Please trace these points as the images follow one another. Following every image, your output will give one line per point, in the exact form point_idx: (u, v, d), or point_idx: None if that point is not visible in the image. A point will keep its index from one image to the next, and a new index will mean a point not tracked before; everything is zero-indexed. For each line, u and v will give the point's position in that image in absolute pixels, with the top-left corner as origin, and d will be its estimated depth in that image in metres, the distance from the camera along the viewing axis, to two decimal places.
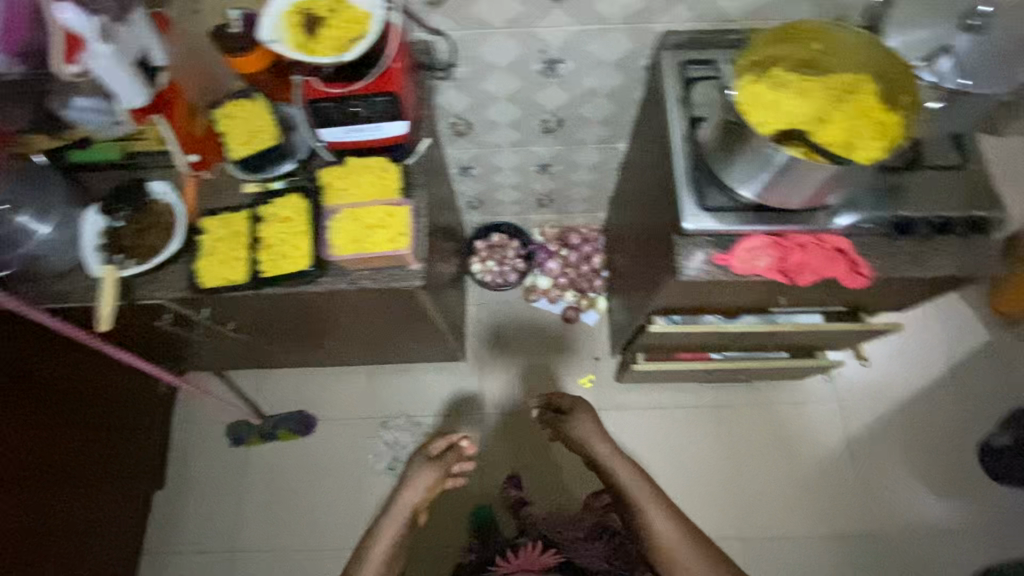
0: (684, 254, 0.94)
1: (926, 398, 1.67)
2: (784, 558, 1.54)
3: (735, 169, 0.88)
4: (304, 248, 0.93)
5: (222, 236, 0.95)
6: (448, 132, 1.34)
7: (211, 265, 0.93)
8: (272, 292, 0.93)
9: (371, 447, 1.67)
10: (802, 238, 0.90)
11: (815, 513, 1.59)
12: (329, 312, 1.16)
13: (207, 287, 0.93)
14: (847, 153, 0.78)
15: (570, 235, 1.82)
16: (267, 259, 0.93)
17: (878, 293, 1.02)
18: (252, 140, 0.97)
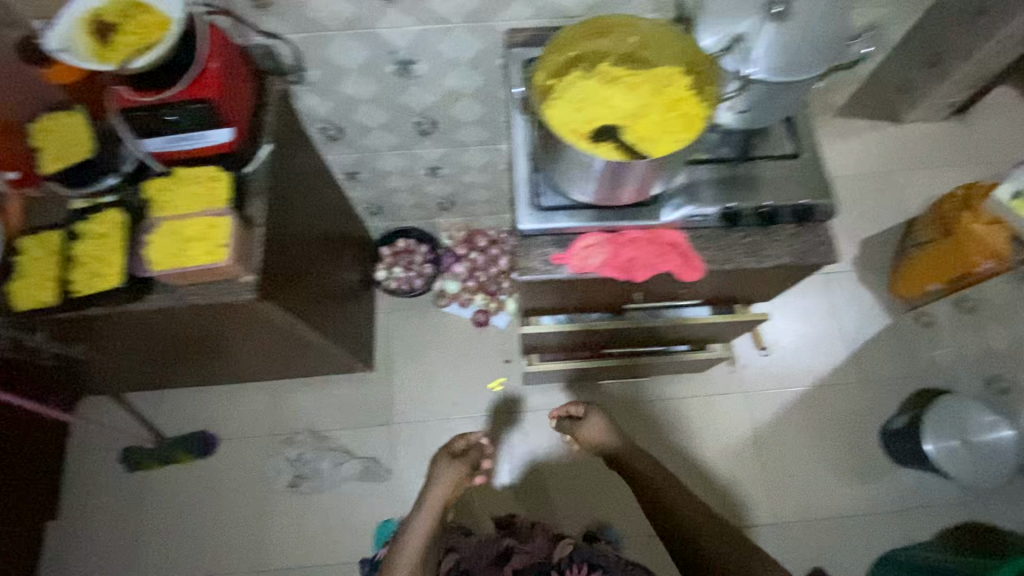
0: (522, 254, 0.92)
1: (831, 384, 1.68)
2: (779, 546, 1.53)
3: (562, 173, 0.86)
4: (116, 265, 0.90)
5: (37, 255, 0.91)
6: (320, 138, 1.31)
7: (23, 286, 0.90)
8: (95, 312, 0.91)
9: (273, 464, 1.63)
10: (635, 234, 0.90)
11: (809, 502, 1.58)
12: (191, 329, 1.13)
13: (20, 309, 0.90)
14: (647, 149, 0.78)
15: (477, 237, 1.80)
16: (80, 278, 0.90)
17: (729, 286, 1.02)
18: (66, 151, 0.95)
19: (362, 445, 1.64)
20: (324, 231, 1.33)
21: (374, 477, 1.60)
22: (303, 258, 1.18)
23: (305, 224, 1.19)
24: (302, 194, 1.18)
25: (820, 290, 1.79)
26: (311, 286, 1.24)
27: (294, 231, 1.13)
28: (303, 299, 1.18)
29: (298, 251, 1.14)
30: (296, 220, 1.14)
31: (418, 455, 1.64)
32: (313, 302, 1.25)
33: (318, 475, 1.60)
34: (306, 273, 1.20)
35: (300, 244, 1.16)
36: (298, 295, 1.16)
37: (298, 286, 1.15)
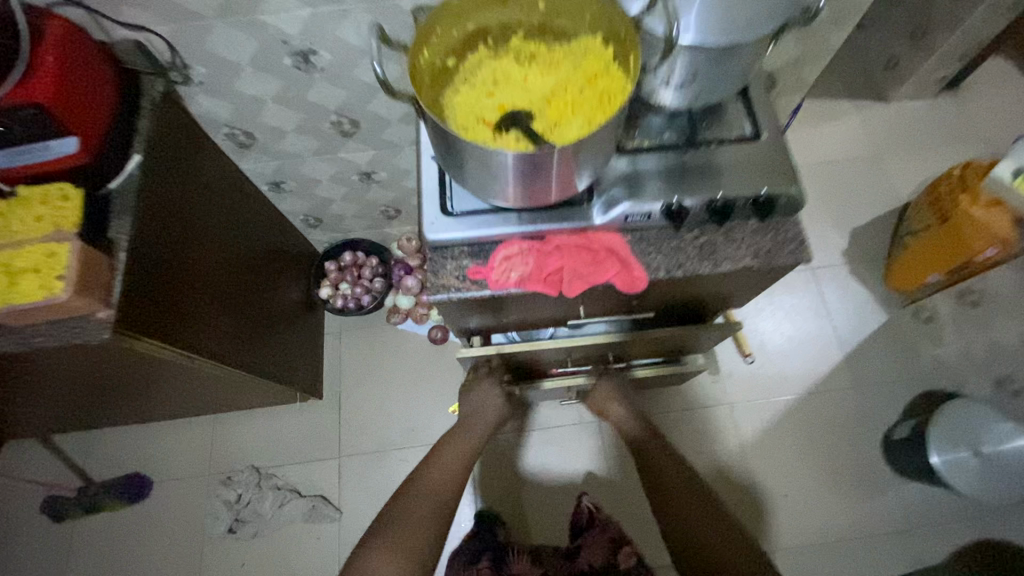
0: (432, 269, 0.76)
1: (824, 391, 1.52)
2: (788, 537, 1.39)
3: (466, 177, 0.67)
4: None
5: None
6: (228, 145, 1.16)
7: None
8: None
9: (209, 507, 1.48)
10: (565, 240, 0.74)
11: (827, 488, 1.44)
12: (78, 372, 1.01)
13: None
14: (564, 133, 0.66)
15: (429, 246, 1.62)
16: None
17: (686, 296, 0.86)
18: None
19: (308, 482, 1.50)
20: (234, 251, 1.20)
21: (321, 517, 1.46)
22: (198, 284, 1.05)
23: (201, 245, 1.06)
24: (196, 213, 1.04)
25: (808, 288, 1.64)
26: (212, 314, 1.10)
27: (184, 256, 1.00)
28: (197, 331, 1.05)
29: (191, 277, 1.01)
30: (187, 243, 1.01)
31: (370, 490, 1.49)
32: (214, 331, 1.11)
33: (257, 517, 1.45)
34: (202, 300, 1.07)
35: (194, 270, 1.03)
36: (190, 327, 1.02)
37: (190, 317, 1.02)
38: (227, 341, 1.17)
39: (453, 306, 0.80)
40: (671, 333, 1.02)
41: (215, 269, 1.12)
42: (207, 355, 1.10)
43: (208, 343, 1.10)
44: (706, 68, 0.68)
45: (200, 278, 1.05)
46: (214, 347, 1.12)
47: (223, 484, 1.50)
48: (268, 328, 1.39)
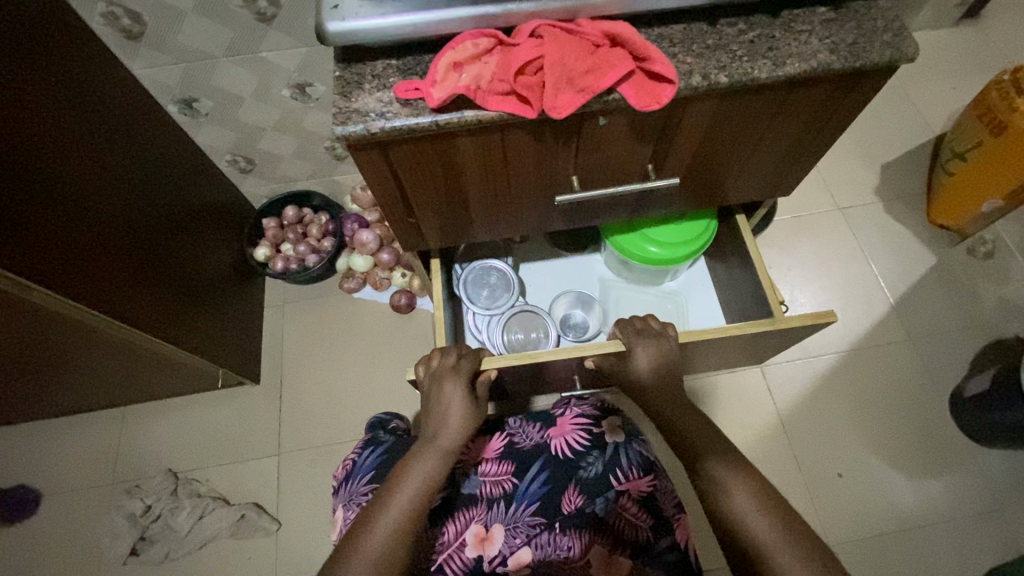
0: (347, 91, 0.50)
1: (871, 347, 1.26)
2: (847, 522, 1.12)
3: None
4: None
5: None
6: (114, 34, 0.90)
7: None
8: None
9: (110, 524, 1.15)
10: (542, 29, 0.48)
11: (887, 460, 1.17)
12: None
13: None
14: None
15: None
16: None
17: (725, 150, 0.60)
18: None
19: (238, 488, 1.18)
20: (124, 178, 0.95)
21: (254, 530, 1.14)
22: (51, 198, 0.80)
23: (57, 150, 0.82)
24: (44, 106, 0.80)
25: (839, 230, 1.38)
26: (84, 243, 0.85)
27: (18, 151, 0.75)
28: (56, 258, 0.79)
29: (31, 183, 0.77)
30: (24, 137, 0.77)
31: (318, 493, 1.18)
32: (92, 268, 0.86)
33: (171, 534, 1.13)
34: (63, 221, 0.82)
35: (40, 176, 0.78)
36: (39, 250, 0.77)
37: (38, 236, 0.77)
38: (119, 289, 0.91)
39: (384, 159, 0.53)
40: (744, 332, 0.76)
41: (88, 189, 0.87)
42: (83, 298, 0.84)
43: (82, 281, 0.83)
44: None
45: (53, 190, 0.80)
46: (97, 290, 0.86)
47: (128, 495, 1.18)
48: (193, 293, 1.11)
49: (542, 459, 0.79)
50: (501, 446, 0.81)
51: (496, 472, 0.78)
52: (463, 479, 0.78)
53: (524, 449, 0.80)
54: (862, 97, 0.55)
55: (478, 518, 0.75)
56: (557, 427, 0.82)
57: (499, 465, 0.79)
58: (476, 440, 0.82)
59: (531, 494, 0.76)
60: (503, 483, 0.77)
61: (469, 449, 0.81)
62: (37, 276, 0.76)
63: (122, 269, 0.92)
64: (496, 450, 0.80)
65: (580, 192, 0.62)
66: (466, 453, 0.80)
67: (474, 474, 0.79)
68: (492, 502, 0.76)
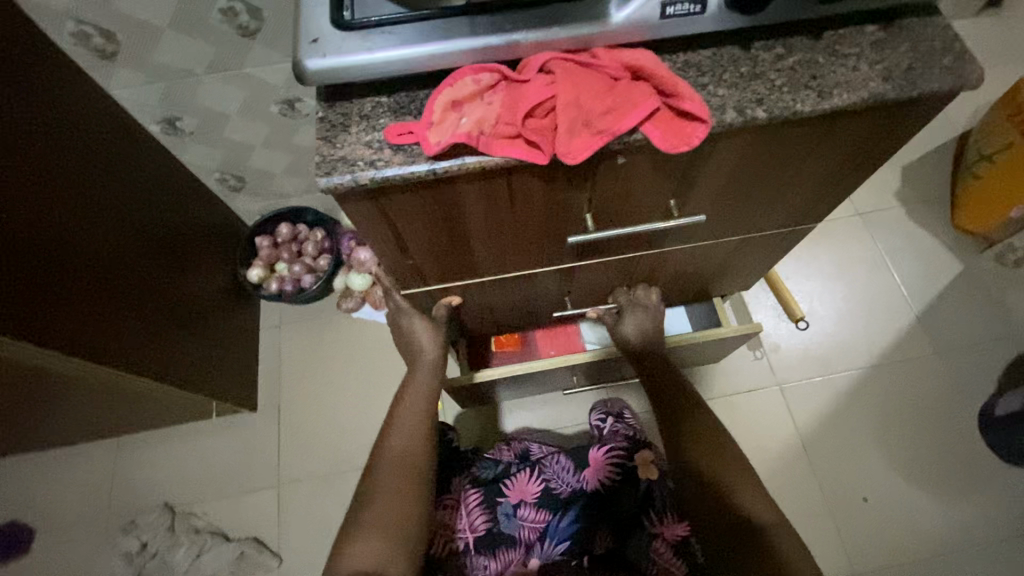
0: (334, 135, 0.44)
1: (895, 361, 1.20)
2: (871, 548, 1.07)
3: None
4: None
5: None
6: (89, 55, 0.84)
7: None
8: None
9: (105, 564, 1.11)
10: (553, 62, 0.42)
11: (915, 483, 1.11)
12: None
13: None
14: None
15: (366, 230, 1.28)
16: None
17: (754, 185, 0.54)
18: None
19: (238, 521, 1.14)
20: (108, 210, 0.91)
21: (254, 566, 1.09)
22: (24, 240, 0.75)
23: (27, 188, 0.77)
24: (20, 141, 0.76)
25: (860, 236, 1.32)
26: (63, 284, 0.80)
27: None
28: (34, 304, 0.75)
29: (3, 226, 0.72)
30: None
31: (320, 525, 1.13)
32: (77, 309, 0.82)
33: (169, 572, 1.09)
34: (41, 265, 0.77)
35: (12, 219, 0.73)
36: (18, 296, 0.72)
37: (15, 282, 0.72)
38: (103, 329, 0.87)
39: (378, 208, 0.48)
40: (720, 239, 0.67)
41: (64, 226, 0.82)
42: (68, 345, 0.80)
43: (65, 324, 0.80)
44: None
45: (32, 234, 0.76)
46: (80, 333, 0.82)
47: (124, 532, 1.13)
48: (186, 323, 1.07)
49: (581, 504, 0.75)
50: (539, 490, 0.76)
51: (534, 516, 0.74)
52: (501, 519, 0.74)
53: (562, 495, 0.76)
54: (912, 127, 0.49)
55: (512, 561, 0.72)
56: (590, 467, 0.78)
57: (539, 511, 0.74)
58: (512, 478, 0.77)
59: (562, 532, 0.73)
60: (540, 529, 0.74)
61: (505, 489, 0.76)
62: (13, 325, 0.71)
63: (109, 307, 0.88)
64: (534, 494, 0.75)
65: (592, 232, 0.56)
66: (501, 492, 0.76)
67: (513, 515, 0.74)
68: (528, 547, 0.73)
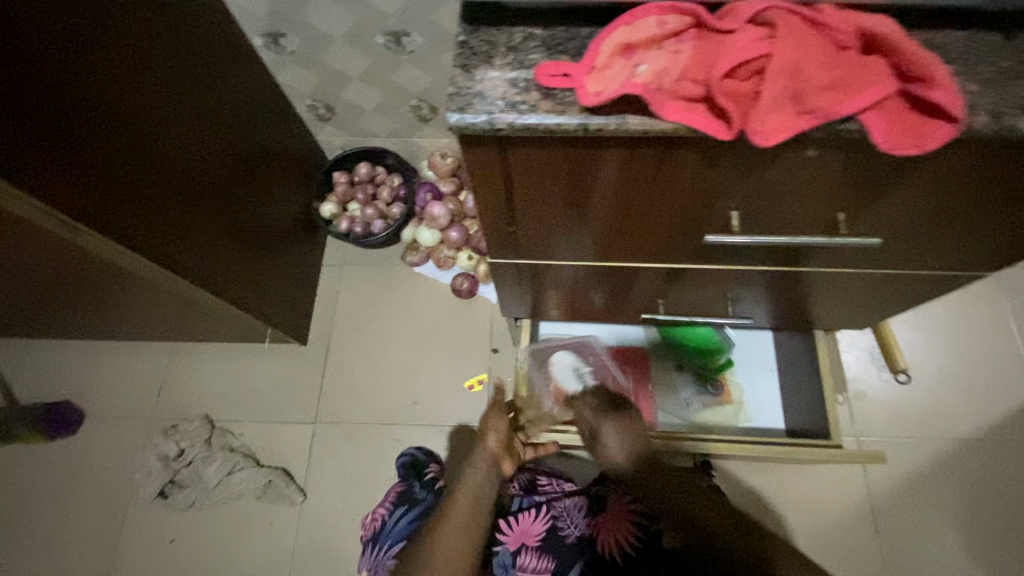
0: (471, 63, 0.37)
1: (998, 440, 1.06)
2: None
3: None
4: None
5: None
6: None
7: None
8: None
9: (143, 462, 1.14)
10: (763, 15, 0.33)
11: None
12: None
13: None
14: None
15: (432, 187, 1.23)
16: None
17: (944, 214, 0.44)
18: None
19: (270, 449, 1.14)
20: (202, 117, 0.88)
21: (278, 498, 1.10)
22: (112, 126, 0.71)
23: (122, 78, 0.73)
24: (134, 32, 0.74)
25: (988, 296, 1.15)
26: (142, 181, 0.77)
27: (77, 72, 0.67)
28: (109, 195, 0.72)
29: (92, 112, 0.69)
30: (89, 58, 0.68)
31: (347, 472, 1.12)
32: (150, 210, 0.79)
33: (199, 483, 1.10)
34: (122, 154, 0.73)
35: (114, 110, 0.72)
36: (91, 183, 0.69)
37: (95, 170, 0.69)
38: (171, 232, 0.84)
39: (502, 160, 0.41)
40: (868, 273, 0.58)
41: (153, 124, 0.78)
42: (141, 248, 0.78)
43: (141, 226, 0.78)
44: None
45: (131, 130, 0.75)
46: (151, 236, 0.80)
47: (165, 434, 1.16)
48: (252, 244, 1.05)
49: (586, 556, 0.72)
50: (543, 533, 0.75)
51: (535, 565, 0.73)
52: (500, 568, 0.74)
53: (567, 539, 0.74)
54: None
55: None
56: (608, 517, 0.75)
57: (540, 558, 0.73)
58: (514, 521, 0.76)
59: None
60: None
61: (508, 533, 0.76)
62: (91, 217, 0.69)
63: (184, 216, 0.86)
64: (537, 537, 0.75)
65: (733, 236, 0.48)
66: (503, 537, 0.75)
67: (512, 563, 0.74)
68: None
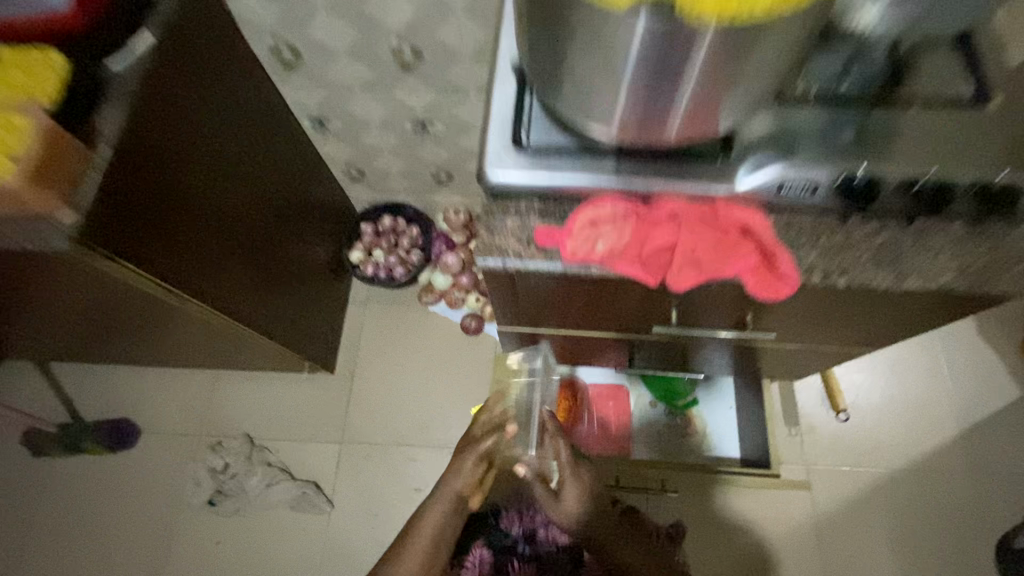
0: (491, 221, 0.55)
1: (927, 470, 1.24)
2: None
3: (571, 93, 0.47)
4: None
5: None
6: (273, 62, 0.98)
7: None
8: None
9: (193, 472, 1.32)
10: (681, 209, 0.51)
11: None
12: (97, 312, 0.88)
13: None
14: None
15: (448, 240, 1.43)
16: None
17: (821, 319, 0.63)
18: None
19: (302, 464, 1.32)
20: (277, 196, 1.05)
21: (309, 506, 1.28)
22: (226, 220, 0.88)
23: (236, 180, 0.89)
24: (247, 142, 0.91)
25: (925, 344, 1.33)
26: (238, 259, 0.94)
27: (213, 184, 0.83)
28: (218, 275, 0.89)
29: (217, 212, 0.85)
30: (220, 170, 0.84)
31: (369, 485, 1.30)
32: (240, 280, 0.96)
33: (242, 493, 1.28)
34: (228, 241, 0.90)
35: (229, 207, 0.88)
36: (209, 268, 0.86)
37: (201, 251, 0.82)
38: (248, 295, 1.01)
39: (511, 279, 0.61)
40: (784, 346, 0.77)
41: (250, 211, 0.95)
42: (230, 311, 0.96)
43: (233, 294, 0.95)
44: None
45: (236, 220, 0.91)
46: (238, 301, 0.97)
47: (212, 449, 1.34)
48: (299, 292, 1.23)
49: None
50: None
51: None
52: None
53: None
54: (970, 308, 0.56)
55: None
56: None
57: None
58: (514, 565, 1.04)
59: None
60: None
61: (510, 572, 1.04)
62: (205, 294, 0.86)
63: (259, 279, 1.04)
64: None
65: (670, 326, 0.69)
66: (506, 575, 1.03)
67: None
68: None
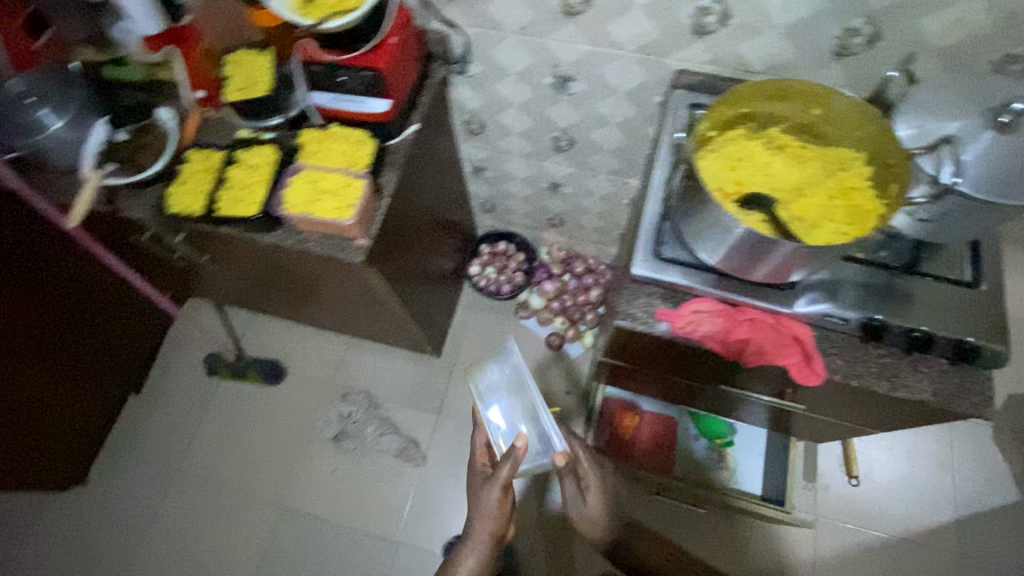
0: (629, 298, 0.86)
1: (921, 543, 1.45)
2: None
3: (704, 237, 0.77)
4: (309, 200, 0.95)
5: (249, 172, 0.99)
6: (463, 129, 1.33)
7: (230, 195, 0.97)
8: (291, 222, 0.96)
9: (323, 413, 1.71)
10: (755, 317, 0.81)
11: None
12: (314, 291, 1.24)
13: (227, 215, 0.96)
14: (811, 228, 0.72)
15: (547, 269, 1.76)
16: (296, 198, 0.96)
17: (837, 402, 0.91)
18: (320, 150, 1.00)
19: (405, 425, 1.68)
20: (441, 225, 1.42)
21: (407, 458, 1.63)
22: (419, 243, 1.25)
23: (427, 215, 1.26)
24: (437, 188, 1.28)
25: (939, 436, 1.55)
26: (416, 269, 1.30)
27: (419, 218, 1.20)
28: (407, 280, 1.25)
29: (416, 237, 1.22)
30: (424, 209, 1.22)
31: (454, 452, 1.64)
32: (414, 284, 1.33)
33: (359, 437, 1.66)
34: (416, 256, 1.27)
35: (421, 234, 1.25)
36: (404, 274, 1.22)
37: (403, 262, 1.17)
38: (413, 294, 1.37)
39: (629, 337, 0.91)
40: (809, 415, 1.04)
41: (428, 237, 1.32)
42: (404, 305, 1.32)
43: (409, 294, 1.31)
44: (951, 217, 0.72)
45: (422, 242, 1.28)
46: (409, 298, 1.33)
47: (339, 398, 1.72)
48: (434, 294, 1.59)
49: None
50: None
51: None
52: None
53: None
54: (943, 417, 0.83)
55: None
56: None
57: None
58: None
59: None
60: None
61: None
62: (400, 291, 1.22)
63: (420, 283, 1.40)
64: None
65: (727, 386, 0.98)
66: None
67: None
68: None
